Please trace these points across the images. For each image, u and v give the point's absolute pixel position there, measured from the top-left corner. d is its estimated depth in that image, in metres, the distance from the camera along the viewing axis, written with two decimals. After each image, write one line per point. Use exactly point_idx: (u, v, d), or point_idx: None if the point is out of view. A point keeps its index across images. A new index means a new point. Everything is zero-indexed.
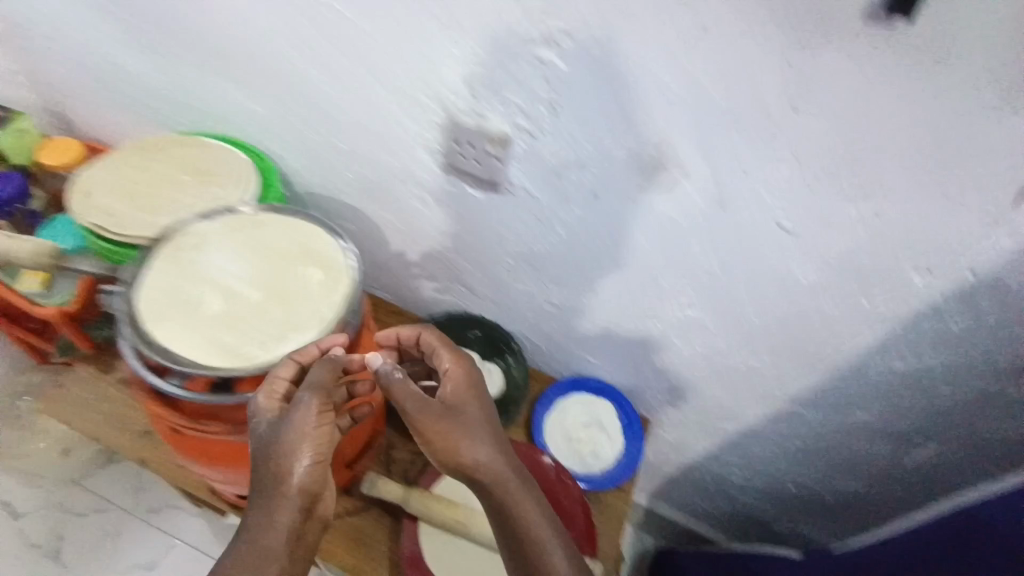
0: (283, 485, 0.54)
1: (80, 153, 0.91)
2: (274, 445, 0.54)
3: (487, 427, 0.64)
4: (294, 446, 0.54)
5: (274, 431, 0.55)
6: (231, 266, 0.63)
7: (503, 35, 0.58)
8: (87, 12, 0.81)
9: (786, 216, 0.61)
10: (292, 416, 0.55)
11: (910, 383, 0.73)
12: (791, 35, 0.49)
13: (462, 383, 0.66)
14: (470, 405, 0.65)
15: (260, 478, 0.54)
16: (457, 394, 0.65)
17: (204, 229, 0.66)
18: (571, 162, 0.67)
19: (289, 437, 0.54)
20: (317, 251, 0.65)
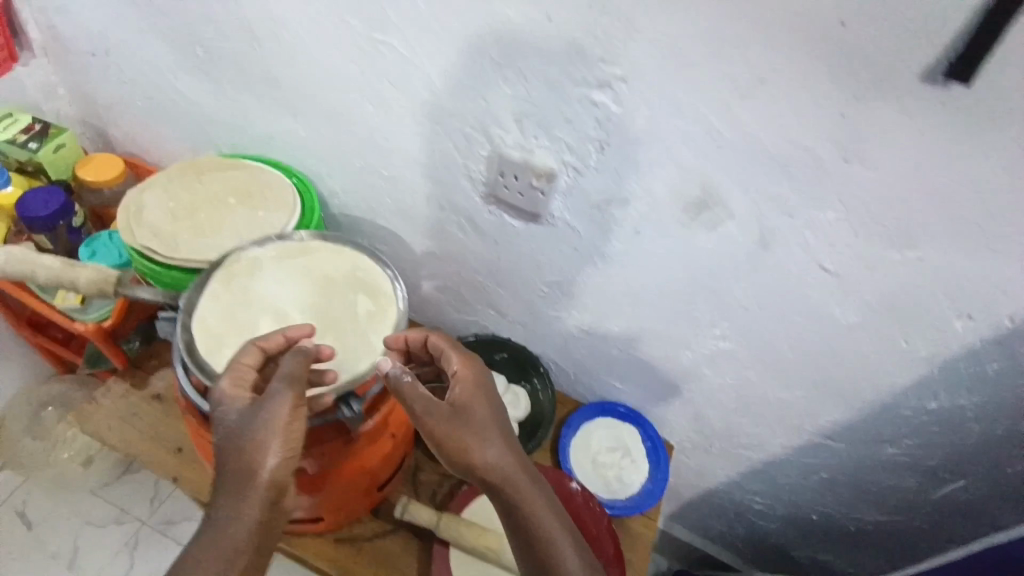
0: (249, 475, 0.51)
1: (120, 170, 0.96)
2: (241, 433, 0.52)
3: (497, 428, 0.60)
4: (263, 433, 0.52)
5: (240, 419, 0.53)
6: (283, 294, 0.65)
7: (559, 78, 0.60)
8: (140, 35, 0.82)
9: (830, 258, 0.62)
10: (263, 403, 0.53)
11: (942, 421, 0.74)
12: (848, 91, 0.51)
13: (472, 383, 0.62)
14: (479, 406, 0.60)
15: (226, 470, 0.51)
16: (466, 394, 0.61)
17: (256, 255, 0.67)
18: (616, 197, 0.68)
19: (257, 423, 0.52)
20: (366, 280, 0.67)
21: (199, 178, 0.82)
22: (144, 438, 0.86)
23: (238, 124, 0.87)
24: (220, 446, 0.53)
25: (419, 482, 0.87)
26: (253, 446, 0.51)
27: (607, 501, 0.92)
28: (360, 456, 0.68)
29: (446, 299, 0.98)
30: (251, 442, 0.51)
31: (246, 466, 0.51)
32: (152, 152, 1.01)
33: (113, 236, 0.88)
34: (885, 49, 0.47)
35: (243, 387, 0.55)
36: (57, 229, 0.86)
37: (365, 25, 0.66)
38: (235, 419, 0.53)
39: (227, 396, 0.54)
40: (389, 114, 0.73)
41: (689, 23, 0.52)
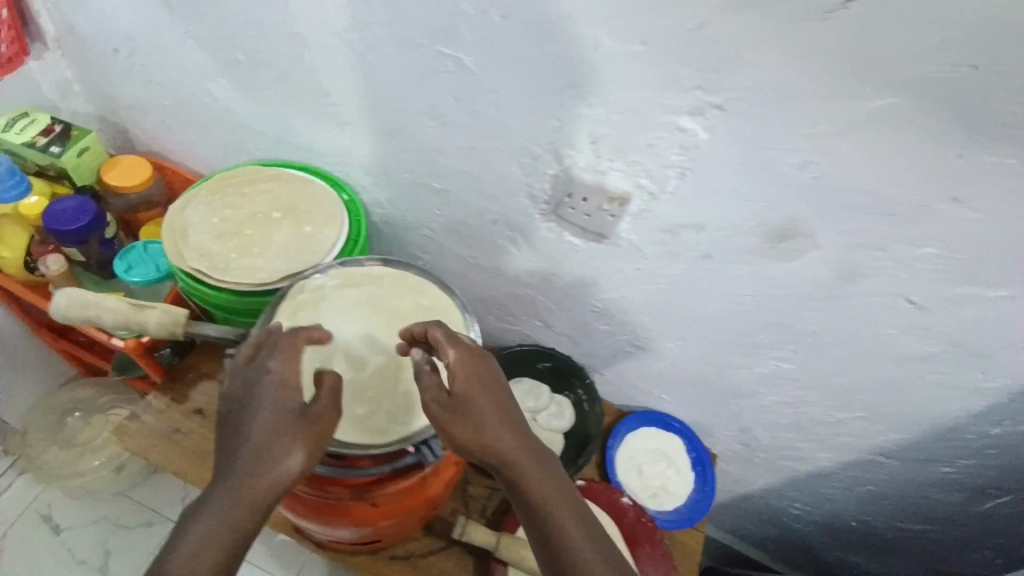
0: (260, 472, 0.49)
1: (147, 175, 0.90)
2: (263, 426, 0.51)
3: (500, 419, 0.54)
4: (283, 433, 0.50)
5: (264, 414, 0.51)
6: (352, 329, 0.65)
7: (645, 104, 0.57)
8: (172, 35, 0.77)
9: (916, 291, 0.61)
10: (287, 404, 0.52)
11: (1001, 444, 0.74)
12: (966, 131, 0.48)
13: (470, 371, 0.56)
14: (479, 395, 0.55)
15: (240, 459, 0.50)
16: (464, 386, 0.55)
17: (321, 286, 0.67)
18: (690, 224, 0.66)
19: (277, 421, 0.51)
20: (432, 311, 0.66)
21: (241, 191, 0.80)
22: (192, 457, 0.83)
23: (278, 130, 0.82)
24: (233, 434, 0.51)
25: (469, 496, 0.87)
26: (269, 445, 0.50)
27: (655, 512, 0.93)
28: (425, 488, 0.66)
29: (490, 310, 0.95)
30: (268, 440, 0.50)
31: (263, 465, 0.49)
32: (177, 154, 0.96)
33: (147, 247, 0.84)
34: (1015, 93, 0.45)
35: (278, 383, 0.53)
36: (88, 243, 0.83)
37: (431, 38, 0.62)
38: (252, 412, 0.51)
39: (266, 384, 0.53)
40: (448, 129, 0.70)
41: (802, 55, 0.48)
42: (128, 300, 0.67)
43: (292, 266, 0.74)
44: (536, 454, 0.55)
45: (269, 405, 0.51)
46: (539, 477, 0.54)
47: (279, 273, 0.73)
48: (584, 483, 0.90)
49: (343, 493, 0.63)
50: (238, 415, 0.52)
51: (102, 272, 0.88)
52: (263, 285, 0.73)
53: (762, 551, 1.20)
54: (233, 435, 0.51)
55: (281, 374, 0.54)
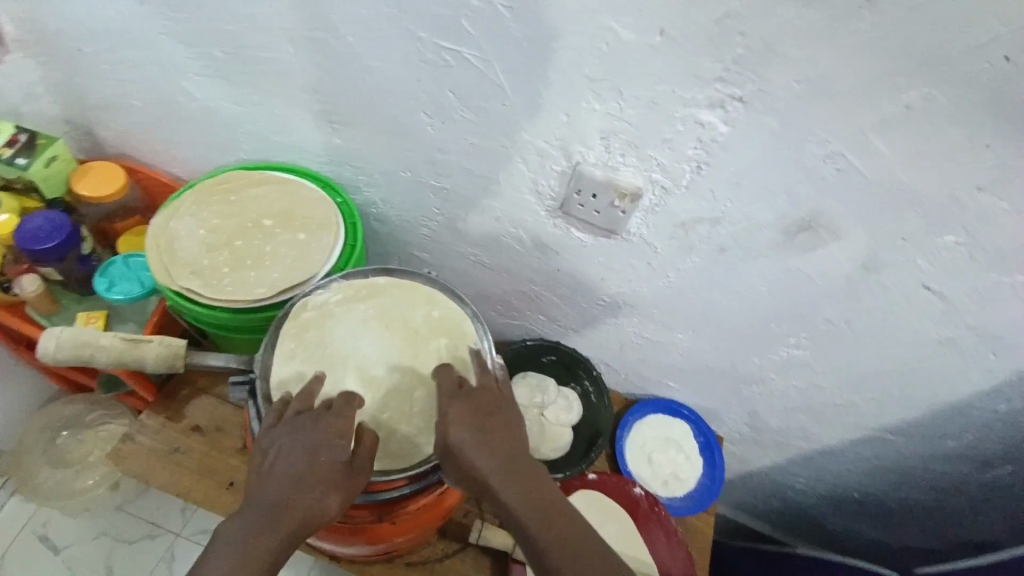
0: (300, 502, 0.50)
1: (123, 181, 0.85)
2: (306, 467, 0.51)
3: (487, 456, 0.52)
4: (326, 470, 0.51)
5: (307, 453, 0.52)
6: (363, 343, 0.63)
7: (663, 97, 0.54)
8: (144, 31, 0.70)
9: (935, 279, 0.60)
10: (337, 447, 0.53)
11: (1009, 421, 0.76)
12: (1003, 119, 0.46)
13: (456, 410, 0.55)
14: (469, 438, 0.53)
15: (279, 494, 0.50)
16: (454, 429, 0.53)
17: (327, 302, 0.66)
18: (704, 219, 0.64)
19: (321, 457, 0.52)
20: (443, 321, 0.66)
21: (229, 199, 0.77)
22: (195, 476, 0.80)
23: (265, 130, 0.77)
24: (273, 467, 0.51)
25: None
26: (311, 478, 0.51)
27: (666, 500, 0.92)
28: (446, 499, 0.67)
29: (493, 306, 0.93)
30: (312, 474, 0.51)
31: (303, 503, 0.49)
32: (152, 156, 0.90)
33: (128, 262, 0.81)
34: None
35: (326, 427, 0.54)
36: (66, 260, 0.81)
37: (433, 32, 0.57)
38: (298, 446, 0.52)
39: (309, 426, 0.54)
40: (451, 127, 0.66)
41: (837, 45, 0.46)
42: (123, 335, 0.66)
43: (288, 278, 0.71)
44: (530, 487, 0.51)
45: (316, 442, 0.52)
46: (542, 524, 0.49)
47: (276, 287, 0.70)
48: (595, 477, 0.89)
49: (365, 516, 0.61)
50: (281, 445, 0.52)
51: (81, 288, 0.86)
52: (259, 300, 0.70)
53: (765, 523, 1.22)
54: (273, 469, 0.51)
55: (337, 422, 0.55)
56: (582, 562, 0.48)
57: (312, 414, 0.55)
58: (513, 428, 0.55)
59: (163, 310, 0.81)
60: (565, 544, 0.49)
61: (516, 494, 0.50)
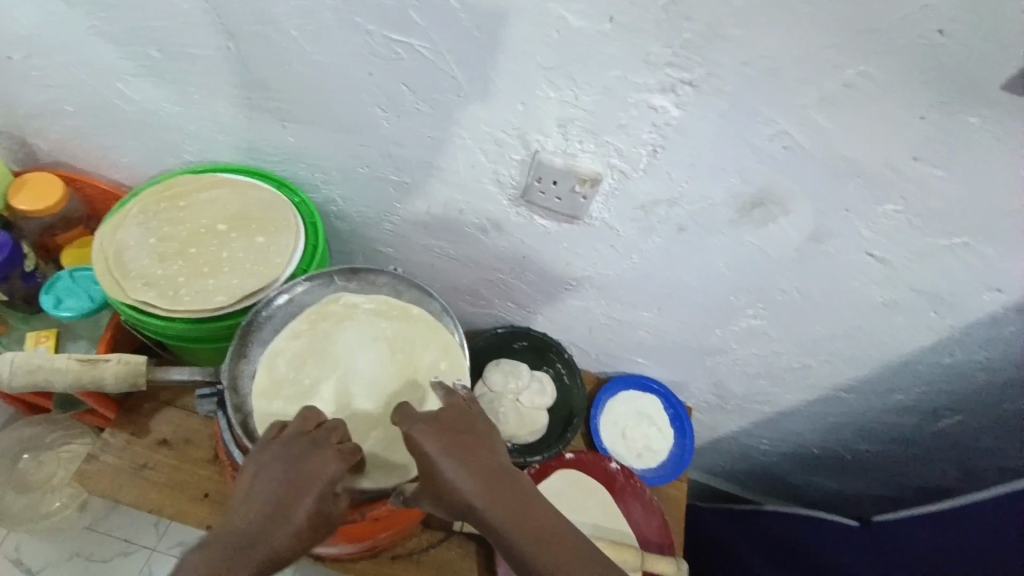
0: (262, 547, 0.48)
1: (60, 194, 0.81)
2: (288, 513, 0.50)
3: (465, 478, 0.52)
4: (298, 518, 0.50)
5: (289, 499, 0.50)
6: (361, 355, 0.70)
7: (616, 84, 0.55)
8: (71, 32, 0.66)
9: (878, 246, 0.64)
10: (317, 495, 0.51)
11: (951, 372, 0.81)
12: (935, 91, 0.49)
13: (427, 435, 0.54)
14: (447, 461, 0.52)
15: (256, 536, 0.48)
16: (429, 452, 0.53)
17: (351, 306, 0.72)
18: (661, 200, 0.65)
19: (296, 501, 0.50)
20: (436, 358, 0.70)
21: (179, 205, 0.74)
22: (166, 491, 0.78)
23: (211, 130, 0.74)
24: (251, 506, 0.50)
25: None
26: (280, 523, 0.49)
27: (642, 472, 0.95)
28: None
29: (461, 296, 0.93)
30: (281, 521, 0.50)
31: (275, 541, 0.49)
32: (90, 163, 0.85)
33: (74, 276, 0.77)
34: (980, 57, 0.46)
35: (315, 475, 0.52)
36: (9, 279, 0.78)
37: (381, 24, 0.56)
38: (272, 489, 0.51)
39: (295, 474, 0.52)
40: (407, 120, 0.65)
41: (781, 27, 0.48)
42: (77, 356, 0.64)
43: (247, 285, 0.69)
44: (510, 502, 0.52)
45: (296, 484, 0.51)
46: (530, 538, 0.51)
47: (236, 294, 0.68)
48: (573, 456, 0.92)
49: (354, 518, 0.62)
50: (255, 487, 0.51)
51: (27, 306, 0.82)
52: (219, 309, 0.68)
53: (734, 484, 1.28)
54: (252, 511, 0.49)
55: (325, 467, 0.53)
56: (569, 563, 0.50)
57: (296, 455, 0.53)
58: (488, 446, 0.56)
59: (118, 323, 0.78)
60: (553, 551, 0.51)
61: (498, 509, 0.52)
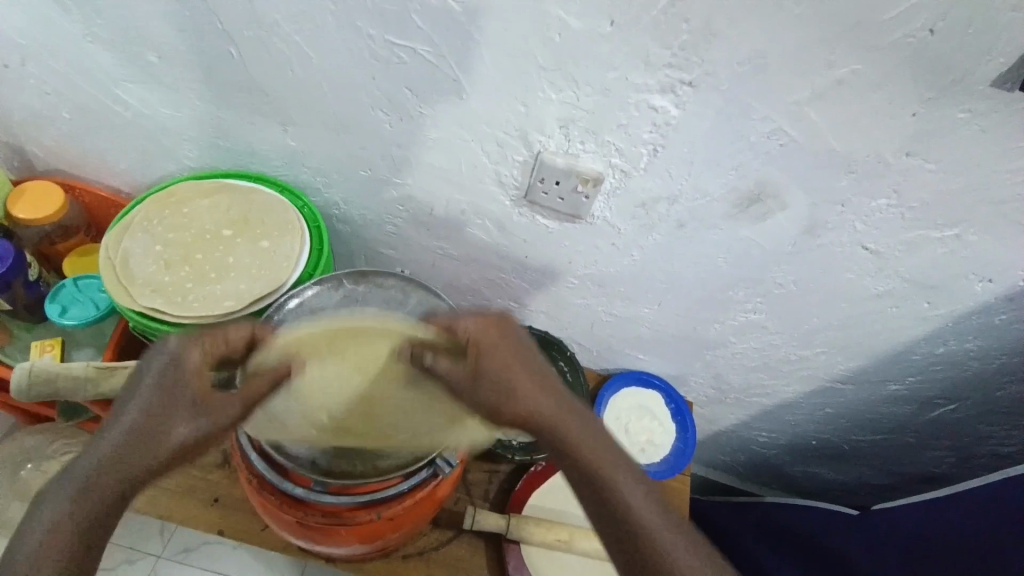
0: (139, 445, 0.53)
1: (61, 202, 0.82)
2: (153, 408, 0.55)
3: (518, 371, 0.58)
4: (172, 410, 0.54)
5: (152, 394, 0.55)
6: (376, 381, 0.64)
7: (615, 84, 0.56)
8: (69, 39, 0.66)
9: (871, 239, 0.66)
10: (184, 383, 0.56)
11: (946, 361, 0.83)
12: (924, 87, 0.51)
13: (485, 337, 0.60)
14: (512, 364, 0.58)
15: (127, 432, 0.54)
16: (492, 350, 0.59)
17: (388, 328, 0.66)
18: (661, 198, 0.67)
19: (173, 391, 0.55)
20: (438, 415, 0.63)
21: (182, 211, 0.74)
22: (176, 498, 0.78)
23: (211, 135, 0.75)
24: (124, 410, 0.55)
25: (469, 483, 0.87)
26: (153, 426, 0.54)
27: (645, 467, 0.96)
28: (436, 491, 0.68)
29: (463, 297, 0.94)
30: (161, 412, 0.55)
31: (148, 435, 0.54)
32: (90, 171, 0.85)
33: (78, 284, 0.78)
34: (968, 54, 0.48)
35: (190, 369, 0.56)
36: (12, 288, 0.78)
37: (382, 28, 0.57)
38: (151, 389, 0.55)
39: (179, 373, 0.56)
40: (409, 122, 0.66)
41: (775, 25, 0.49)
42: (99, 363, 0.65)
43: (254, 289, 0.70)
44: (554, 398, 0.58)
45: (160, 386, 0.55)
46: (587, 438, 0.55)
47: (244, 298, 0.69)
48: None
49: (367, 516, 0.63)
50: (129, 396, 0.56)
51: (31, 315, 0.83)
52: (227, 314, 0.68)
53: (735, 477, 1.30)
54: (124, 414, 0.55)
55: (184, 360, 0.56)
56: (608, 458, 0.54)
57: (160, 353, 0.57)
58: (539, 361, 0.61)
59: (124, 329, 0.79)
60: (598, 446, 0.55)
61: (548, 404, 0.57)
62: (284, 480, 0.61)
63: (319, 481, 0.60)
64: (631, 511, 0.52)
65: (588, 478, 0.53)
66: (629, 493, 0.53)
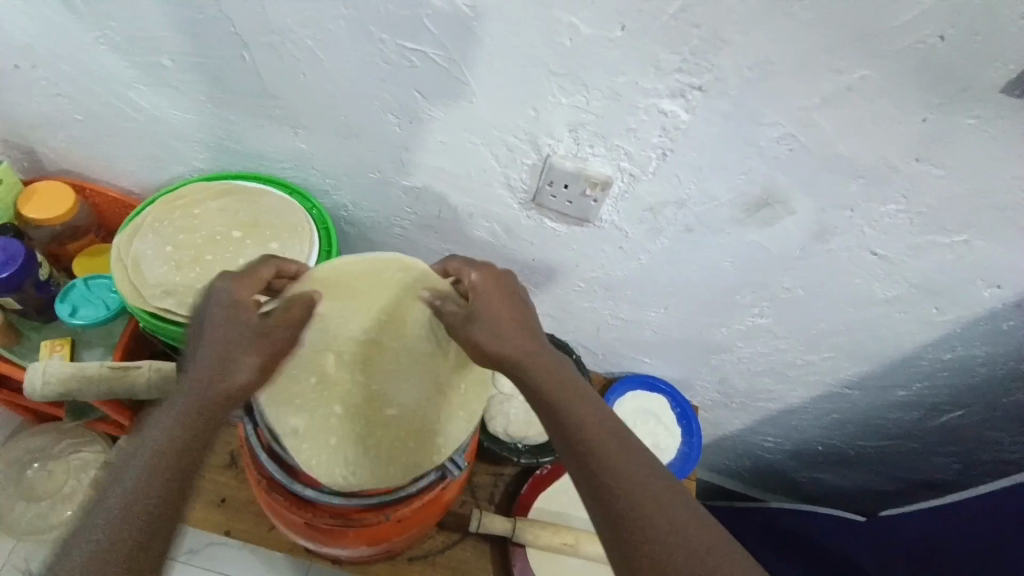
0: (216, 381, 0.54)
1: (72, 204, 0.83)
2: (217, 343, 0.55)
3: (510, 323, 0.57)
4: (239, 339, 0.56)
5: (213, 330, 0.56)
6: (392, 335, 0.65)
7: (624, 89, 0.57)
8: (81, 42, 0.67)
9: (880, 244, 0.66)
10: (243, 316, 0.57)
11: (953, 367, 0.83)
12: (933, 93, 0.51)
13: (484, 288, 0.60)
14: (495, 303, 0.58)
15: (200, 370, 0.54)
16: (480, 292, 0.60)
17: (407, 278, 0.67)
18: (669, 202, 0.67)
19: (227, 325, 0.56)
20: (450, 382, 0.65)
21: (192, 213, 0.75)
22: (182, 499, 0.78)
23: (221, 137, 0.75)
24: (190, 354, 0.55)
25: (475, 485, 0.87)
26: (225, 361, 0.55)
27: None
28: (444, 494, 0.68)
29: None
30: (221, 347, 0.55)
31: (221, 370, 0.54)
32: (100, 173, 0.86)
33: (89, 285, 0.78)
34: (977, 60, 0.48)
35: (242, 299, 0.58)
36: (23, 290, 0.79)
37: (393, 33, 0.57)
38: (206, 330, 0.56)
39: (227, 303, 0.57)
40: (418, 126, 0.66)
41: (783, 32, 0.49)
42: (112, 363, 0.67)
43: None
44: (544, 357, 0.55)
45: (223, 321, 0.56)
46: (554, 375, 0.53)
47: None
48: None
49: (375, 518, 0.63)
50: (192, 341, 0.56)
51: (40, 316, 0.83)
52: None
53: (739, 482, 1.29)
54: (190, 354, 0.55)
55: (237, 295, 0.58)
56: (574, 398, 0.51)
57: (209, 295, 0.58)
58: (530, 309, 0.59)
59: (132, 332, 0.79)
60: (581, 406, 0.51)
61: (537, 358, 0.54)
62: (293, 480, 0.61)
63: (329, 481, 0.60)
64: (590, 449, 0.48)
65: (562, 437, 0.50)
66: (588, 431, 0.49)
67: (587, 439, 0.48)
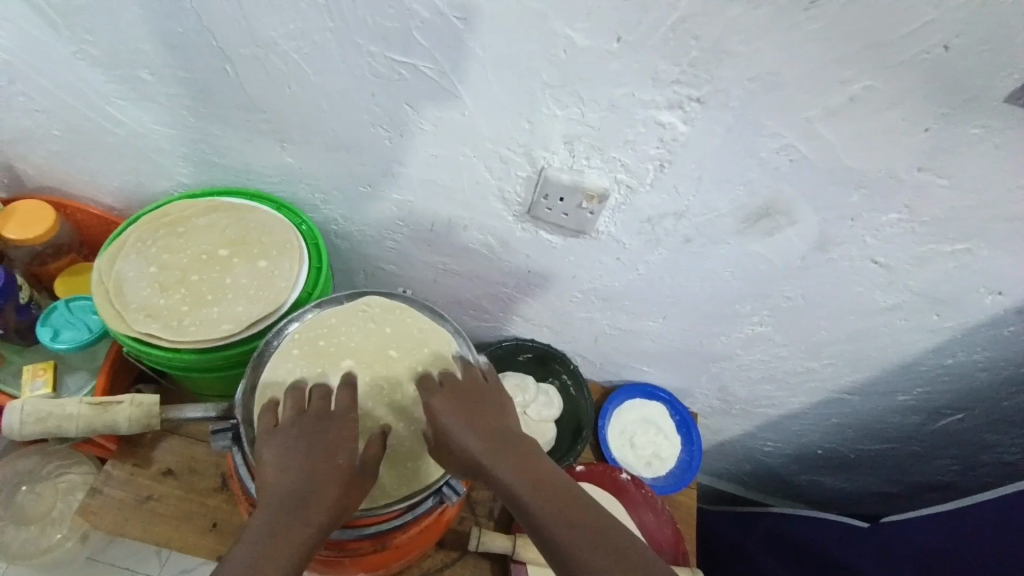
0: (300, 516, 0.50)
1: (53, 221, 0.80)
2: (303, 478, 0.51)
3: (476, 437, 0.54)
4: (331, 473, 0.52)
5: (296, 459, 0.52)
6: (395, 358, 0.65)
7: (622, 100, 0.55)
8: (58, 56, 0.64)
9: (882, 253, 0.65)
10: (330, 449, 0.54)
11: (953, 372, 0.82)
12: (939, 102, 0.50)
13: (443, 403, 0.58)
14: (453, 417, 0.56)
15: (290, 505, 0.50)
16: (434, 410, 0.57)
17: (420, 321, 0.69)
18: (666, 213, 0.66)
19: (328, 471, 0.52)
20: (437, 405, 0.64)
21: (177, 232, 0.73)
22: (173, 523, 0.76)
23: (205, 152, 0.73)
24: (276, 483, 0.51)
25: (474, 501, 0.85)
26: (310, 497, 0.51)
27: (650, 481, 0.94)
28: (444, 515, 0.67)
29: (466, 311, 0.91)
30: (317, 492, 0.51)
31: (304, 503, 0.50)
32: (82, 189, 0.83)
33: (71, 306, 0.77)
34: (983, 70, 0.47)
35: (319, 423, 0.55)
36: (3, 313, 0.76)
37: (383, 45, 0.55)
38: (299, 468, 0.52)
39: (302, 423, 0.55)
40: (410, 139, 0.64)
41: (786, 42, 0.48)
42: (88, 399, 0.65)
43: (252, 312, 0.68)
44: (523, 461, 0.52)
45: (313, 453, 0.53)
46: (532, 490, 0.50)
47: (243, 322, 0.67)
48: (583, 468, 0.90)
49: (368, 545, 0.62)
50: (274, 471, 0.52)
51: (21, 338, 0.81)
52: (226, 338, 0.67)
53: (740, 486, 1.29)
54: (278, 491, 0.51)
55: (326, 424, 0.55)
56: (557, 501, 0.49)
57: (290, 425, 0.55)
58: (496, 411, 0.58)
59: (117, 352, 0.78)
60: (565, 513, 0.49)
61: (510, 468, 0.52)
62: None
63: None
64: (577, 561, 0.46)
65: (556, 558, 0.47)
66: (570, 543, 0.47)
67: (581, 554, 0.46)
